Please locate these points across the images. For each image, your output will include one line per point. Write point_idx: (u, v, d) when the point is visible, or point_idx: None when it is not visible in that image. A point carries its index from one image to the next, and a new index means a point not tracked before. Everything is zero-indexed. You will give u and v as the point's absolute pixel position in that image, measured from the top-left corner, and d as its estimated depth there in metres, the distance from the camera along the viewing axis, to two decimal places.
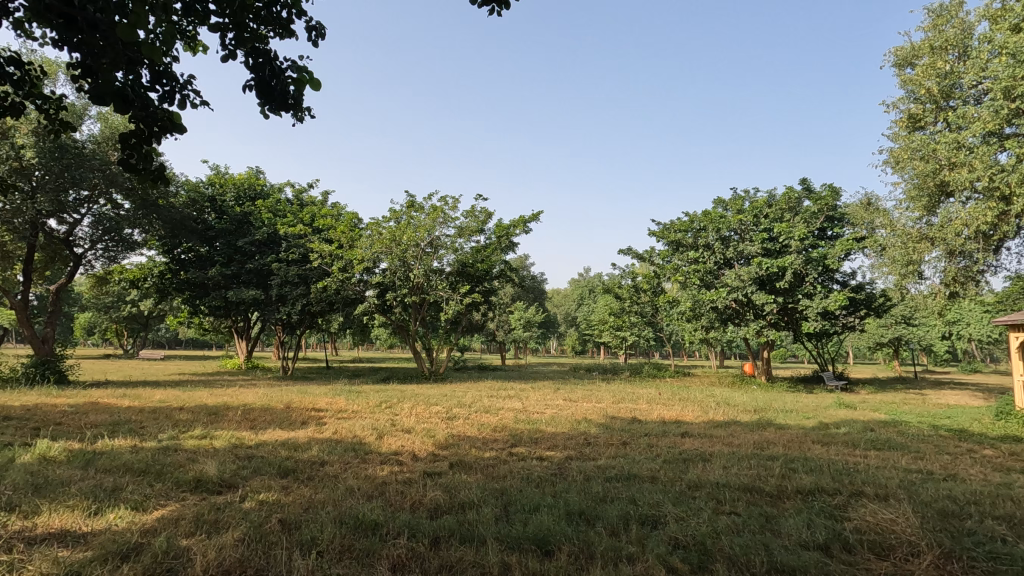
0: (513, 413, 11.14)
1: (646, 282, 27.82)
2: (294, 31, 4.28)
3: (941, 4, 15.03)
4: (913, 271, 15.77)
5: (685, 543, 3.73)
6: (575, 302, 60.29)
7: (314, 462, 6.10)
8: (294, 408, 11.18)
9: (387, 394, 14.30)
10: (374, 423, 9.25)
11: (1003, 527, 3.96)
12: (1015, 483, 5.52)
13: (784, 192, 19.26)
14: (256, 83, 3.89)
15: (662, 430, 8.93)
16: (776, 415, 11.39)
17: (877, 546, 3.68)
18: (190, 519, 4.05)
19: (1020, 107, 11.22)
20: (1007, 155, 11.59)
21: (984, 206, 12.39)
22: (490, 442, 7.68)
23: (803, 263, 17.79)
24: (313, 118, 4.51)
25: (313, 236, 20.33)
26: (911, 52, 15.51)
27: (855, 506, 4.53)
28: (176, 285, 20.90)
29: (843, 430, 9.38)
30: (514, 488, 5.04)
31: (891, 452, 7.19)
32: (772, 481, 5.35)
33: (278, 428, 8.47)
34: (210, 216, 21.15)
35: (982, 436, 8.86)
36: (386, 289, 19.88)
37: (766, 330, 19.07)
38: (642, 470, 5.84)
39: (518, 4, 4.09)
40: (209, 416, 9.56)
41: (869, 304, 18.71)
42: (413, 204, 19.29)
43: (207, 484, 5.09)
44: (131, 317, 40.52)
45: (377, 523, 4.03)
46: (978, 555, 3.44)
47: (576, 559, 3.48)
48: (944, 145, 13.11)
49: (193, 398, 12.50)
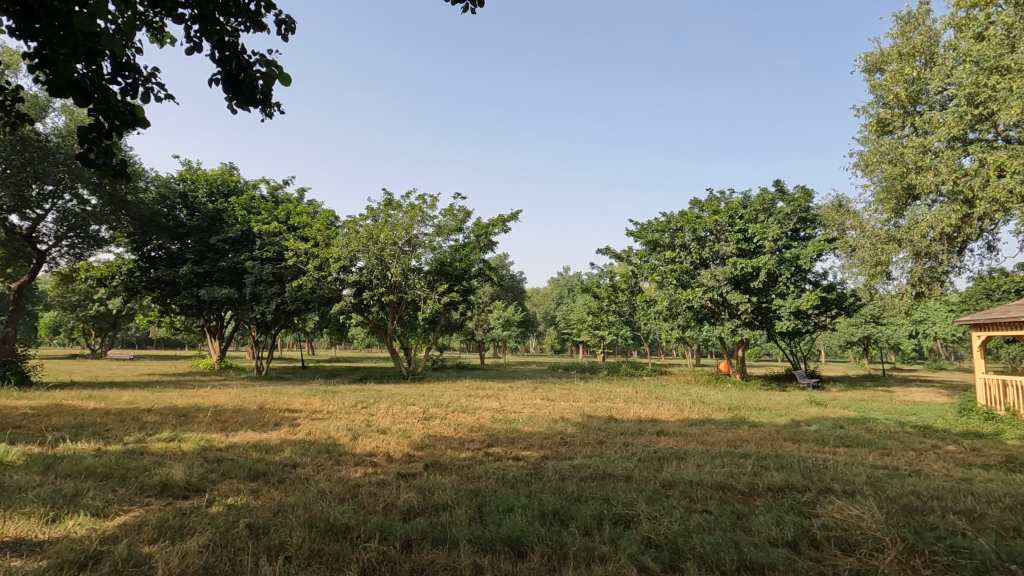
0: (490, 413, 11.13)
1: (624, 282, 28.13)
2: (263, 24, 4.16)
3: (909, 12, 15.42)
4: (881, 272, 16.14)
5: (657, 542, 3.75)
6: (555, 302, 60.57)
7: (286, 465, 5.99)
8: (268, 408, 11.01)
9: (364, 394, 14.18)
10: (349, 424, 9.10)
11: (964, 522, 4.07)
12: (976, 478, 5.69)
13: (759, 193, 19.57)
14: (223, 76, 3.78)
15: (638, 430, 8.98)
16: (750, 413, 11.56)
17: (843, 542, 3.75)
18: (153, 524, 3.94)
19: (982, 113, 11.66)
20: (971, 160, 12.01)
21: (949, 209, 12.81)
22: (466, 442, 7.65)
23: (777, 263, 18.13)
24: (282, 115, 4.41)
25: (288, 235, 20.06)
26: (880, 58, 15.89)
27: (823, 502, 4.61)
28: (146, 283, 20.31)
29: (814, 427, 9.59)
30: (488, 489, 5.02)
31: (859, 450, 7.36)
32: (744, 478, 5.43)
33: (250, 430, 8.28)
34: (181, 212, 20.53)
35: (945, 432, 9.14)
36: (363, 288, 19.66)
37: (741, 330, 19.37)
38: (617, 469, 5.87)
39: (491, 2, 4.02)
40: (179, 418, 9.36)
41: (840, 304, 19.16)
42: (391, 203, 19.17)
43: (173, 488, 4.95)
44: (98, 317, 39.43)
45: (349, 526, 3.96)
46: (940, 550, 3.53)
47: (548, 560, 3.47)
48: (911, 150, 13.51)
49: (163, 399, 12.17)
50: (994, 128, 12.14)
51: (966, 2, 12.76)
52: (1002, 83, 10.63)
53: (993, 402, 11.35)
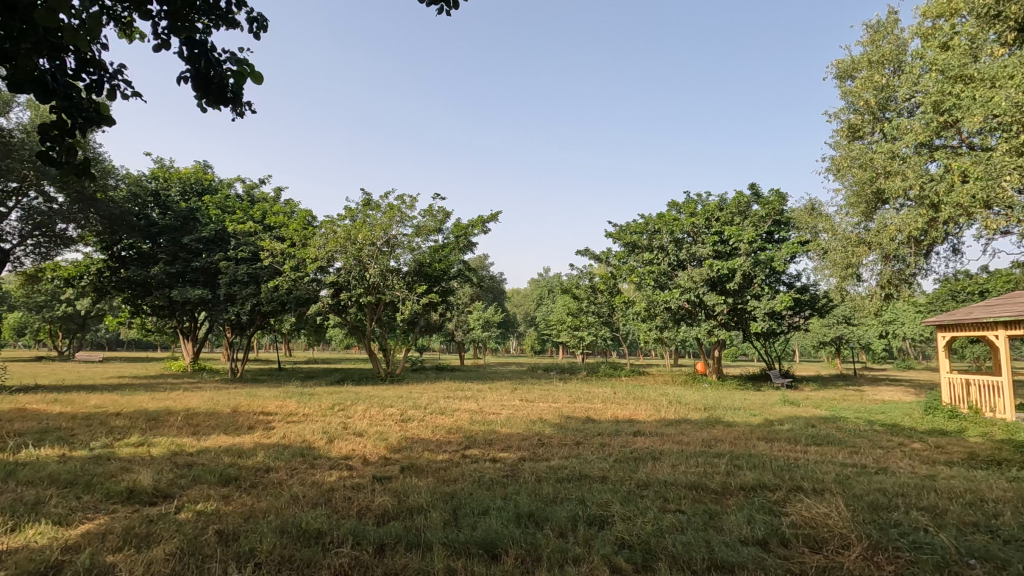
0: (469, 414, 11.11)
1: (604, 283, 28.50)
2: (233, 22, 4.08)
3: (878, 21, 15.82)
4: (852, 274, 16.47)
5: (630, 542, 3.78)
6: (534, 303, 60.83)
7: (259, 469, 5.88)
8: (241, 412, 10.81)
9: (341, 396, 14.06)
10: (325, 426, 9.00)
11: (926, 518, 4.19)
12: (939, 475, 5.86)
13: (734, 196, 19.85)
14: (192, 75, 3.67)
15: (615, 430, 9.03)
16: (725, 413, 11.71)
17: (811, 540, 3.83)
18: (118, 532, 3.84)
19: (947, 120, 12.02)
20: (937, 166, 12.43)
21: (915, 214, 13.20)
22: (444, 443, 7.63)
23: (752, 265, 18.46)
24: (252, 113, 4.32)
25: (264, 234, 19.76)
26: (851, 65, 16.21)
27: (793, 501, 4.71)
28: (115, 283, 19.77)
29: (787, 426, 9.78)
30: (464, 492, 4.99)
31: (830, 448, 7.51)
32: (718, 478, 5.51)
33: (223, 434, 8.12)
34: (154, 211, 20.04)
35: (911, 430, 9.38)
36: (341, 289, 19.50)
37: (717, 330, 19.65)
38: (593, 470, 5.91)
39: (467, 4, 3.97)
40: (149, 422, 9.17)
41: (813, 304, 19.57)
42: (369, 203, 19.04)
43: (140, 494, 4.84)
44: (67, 317, 38.33)
45: (321, 532, 3.91)
46: (903, 546, 3.62)
47: (522, 563, 3.48)
48: (880, 155, 13.88)
49: (132, 403, 11.87)
50: (958, 135, 12.51)
51: (933, 12, 13.15)
52: (966, 92, 10.99)
53: (957, 401, 11.70)
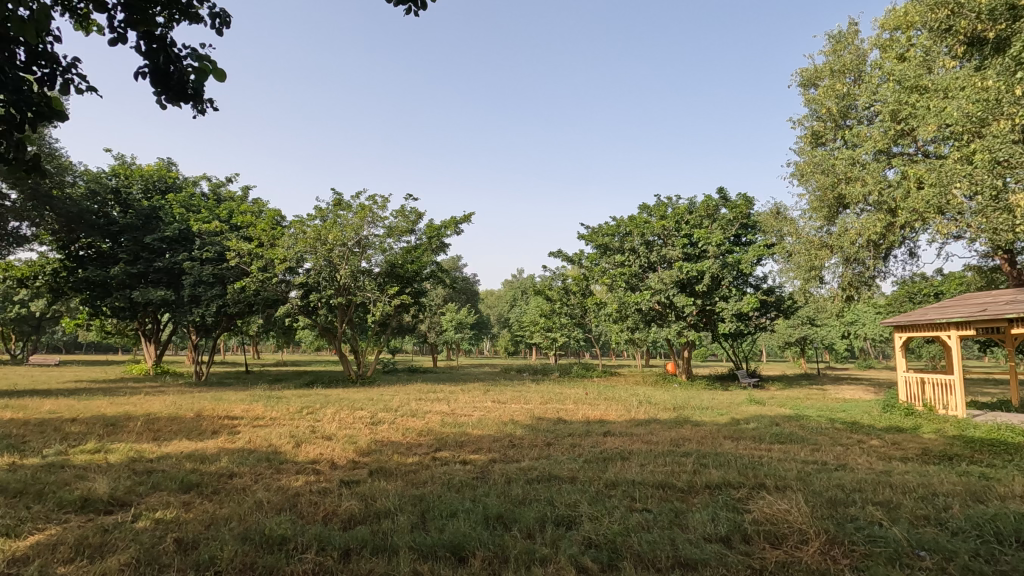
0: (440, 416, 11.05)
1: (577, 284, 28.82)
2: (195, 16, 3.99)
3: (839, 31, 16.34)
4: (815, 276, 16.91)
5: (596, 542, 3.82)
6: (507, 304, 60.97)
7: (221, 475, 5.74)
8: (205, 416, 10.52)
9: (309, 399, 13.83)
10: (293, 430, 8.83)
11: (880, 512, 4.35)
12: (895, 471, 6.08)
13: (703, 200, 20.20)
14: (150, 70, 3.59)
15: (586, 430, 9.14)
16: (693, 413, 11.87)
17: (771, 536, 3.93)
18: (70, 543, 3.70)
19: (904, 128, 12.54)
20: (894, 173, 12.98)
21: (874, 218, 13.72)
22: (414, 446, 7.56)
23: (720, 267, 18.86)
24: (215, 111, 4.23)
25: (230, 234, 19.31)
26: (814, 74, 16.66)
27: (755, 498, 4.83)
28: (72, 284, 18.99)
29: (752, 425, 10.00)
30: (433, 494, 4.97)
31: (792, 446, 7.73)
32: (684, 476, 5.61)
33: (184, 439, 7.91)
34: (114, 210, 19.41)
35: (870, 428, 9.70)
36: (310, 290, 19.21)
37: (686, 331, 19.99)
38: (562, 471, 5.93)
39: (436, 2, 3.97)
40: (107, 428, 8.85)
41: (779, 306, 20.10)
42: (340, 203, 18.78)
43: (95, 503, 4.67)
44: (20, 319, 36.65)
45: (284, 537, 3.84)
46: (858, 540, 3.76)
47: (489, 564, 3.48)
48: (840, 161, 14.38)
49: (89, 408, 11.43)
50: (914, 143, 13.08)
51: (890, 25, 13.67)
52: (921, 102, 11.45)
53: (913, 400, 12.15)
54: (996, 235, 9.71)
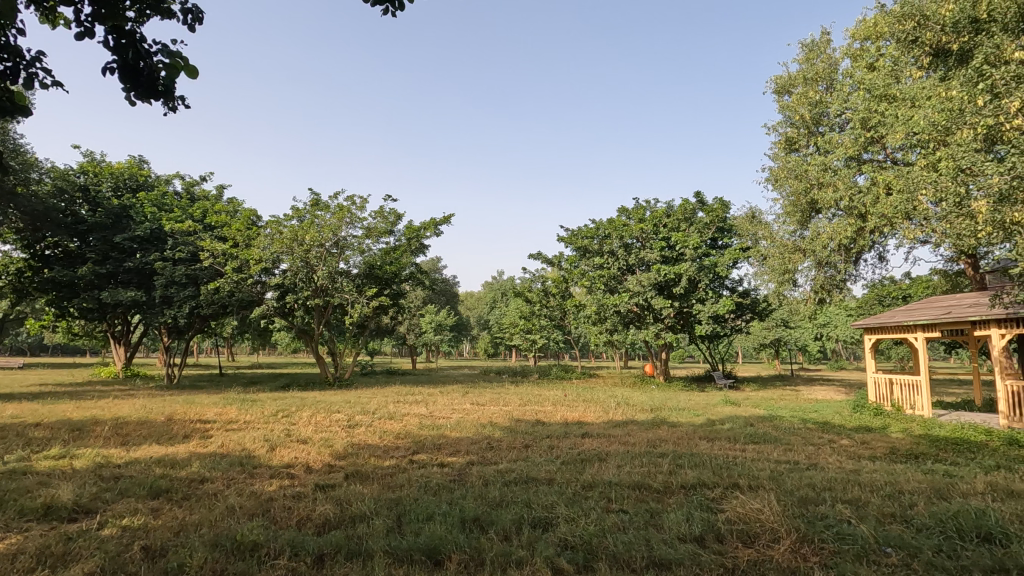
0: (418, 418, 10.99)
1: (556, 286, 28.96)
2: (165, 12, 3.91)
3: (813, 40, 16.72)
4: (788, 279, 17.24)
5: (572, 544, 3.83)
6: (487, 306, 60.90)
7: (192, 480, 5.61)
8: (176, 419, 10.29)
9: (284, 402, 13.61)
10: (267, 434, 8.69)
11: (849, 510, 4.46)
12: (864, 469, 6.23)
13: (681, 203, 20.45)
14: (119, 66, 3.50)
15: (563, 432, 9.16)
16: (670, 414, 12.01)
17: (744, 535, 4.00)
18: (31, 552, 3.58)
19: (873, 136, 12.90)
20: (864, 179, 13.35)
21: (845, 223, 14.06)
22: (391, 449, 7.51)
23: (697, 270, 19.12)
24: (187, 108, 4.14)
25: (204, 234, 18.92)
26: (788, 81, 16.99)
27: (729, 498, 4.90)
28: (38, 284, 18.39)
29: (727, 425, 10.15)
30: (410, 497, 4.94)
31: (766, 446, 7.86)
32: (660, 477, 5.67)
33: (154, 444, 7.71)
34: (82, 208, 18.89)
35: (840, 427, 9.92)
36: (287, 291, 18.93)
37: (664, 333, 20.21)
38: (540, 473, 5.94)
39: (413, 3, 3.96)
40: (72, 432, 8.59)
41: (754, 308, 20.47)
42: (317, 203, 18.55)
43: (58, 510, 4.53)
44: None
45: (256, 543, 3.77)
46: (827, 538, 3.84)
47: (465, 568, 3.47)
48: (813, 167, 14.72)
49: (54, 412, 11.07)
50: (883, 150, 13.48)
51: (861, 34, 14.04)
52: (890, 110, 11.78)
53: (882, 400, 12.45)
54: (960, 240, 10.01)
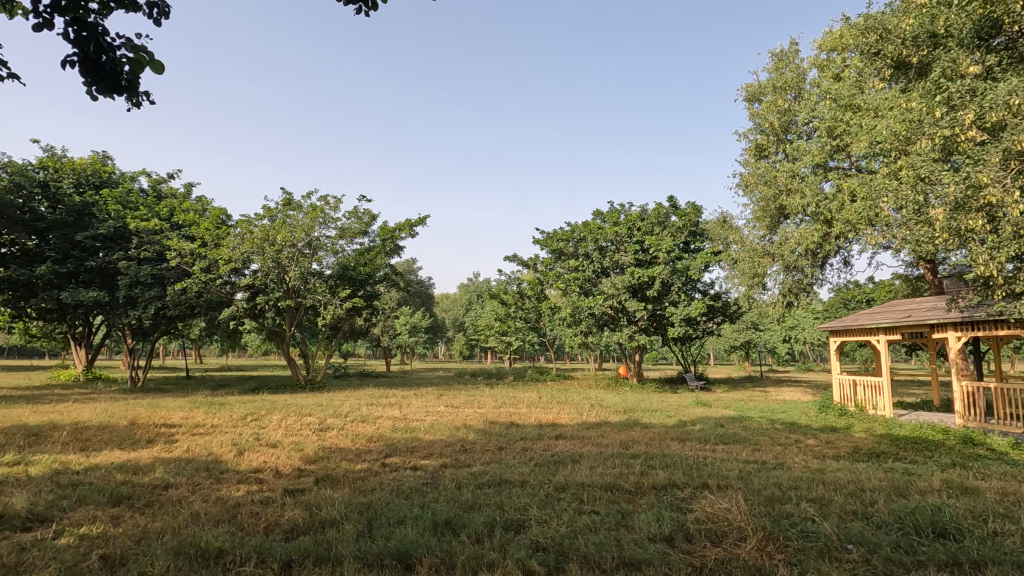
0: (391, 421, 10.89)
1: (531, 288, 29.03)
2: (129, 5, 3.79)
3: (782, 50, 17.16)
4: (758, 282, 17.59)
5: (544, 545, 3.85)
6: (462, 308, 60.71)
7: (156, 487, 5.45)
8: (138, 424, 9.98)
9: (254, 406, 13.30)
10: (235, 438, 8.49)
11: (813, 508, 4.57)
12: (828, 468, 6.40)
13: (655, 207, 20.72)
14: (80, 59, 3.40)
15: (537, 434, 9.18)
16: (642, 416, 12.15)
17: (712, 534, 4.07)
18: None
19: (839, 144, 13.31)
20: (830, 186, 13.75)
21: (812, 228, 14.43)
22: (363, 453, 7.41)
23: (670, 273, 19.40)
24: (153, 104, 4.03)
25: (171, 233, 18.41)
26: (759, 89, 17.39)
27: (698, 498, 4.98)
28: None
29: (698, 426, 10.31)
30: (380, 501, 4.88)
31: (735, 447, 8.02)
32: (632, 478, 5.73)
33: (116, 449, 7.46)
34: (41, 205, 18.15)
35: (807, 428, 10.16)
36: (257, 292, 18.55)
37: (638, 335, 20.43)
38: (513, 475, 5.94)
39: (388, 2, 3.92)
40: (28, 438, 8.25)
41: (725, 311, 20.85)
42: (290, 202, 18.25)
43: (11, 519, 4.35)
44: None
45: (222, 550, 3.68)
46: (791, 535, 3.94)
47: (435, 571, 3.44)
48: (781, 174, 15.11)
49: (7, 417, 10.60)
50: (848, 158, 13.91)
51: (827, 46, 14.49)
52: (854, 120, 12.16)
53: (846, 401, 12.80)
54: (918, 246, 10.39)
